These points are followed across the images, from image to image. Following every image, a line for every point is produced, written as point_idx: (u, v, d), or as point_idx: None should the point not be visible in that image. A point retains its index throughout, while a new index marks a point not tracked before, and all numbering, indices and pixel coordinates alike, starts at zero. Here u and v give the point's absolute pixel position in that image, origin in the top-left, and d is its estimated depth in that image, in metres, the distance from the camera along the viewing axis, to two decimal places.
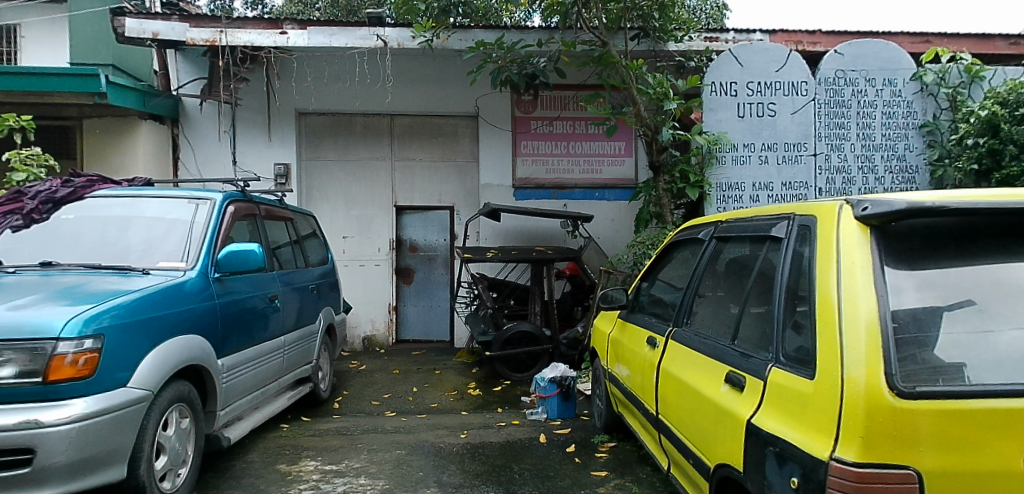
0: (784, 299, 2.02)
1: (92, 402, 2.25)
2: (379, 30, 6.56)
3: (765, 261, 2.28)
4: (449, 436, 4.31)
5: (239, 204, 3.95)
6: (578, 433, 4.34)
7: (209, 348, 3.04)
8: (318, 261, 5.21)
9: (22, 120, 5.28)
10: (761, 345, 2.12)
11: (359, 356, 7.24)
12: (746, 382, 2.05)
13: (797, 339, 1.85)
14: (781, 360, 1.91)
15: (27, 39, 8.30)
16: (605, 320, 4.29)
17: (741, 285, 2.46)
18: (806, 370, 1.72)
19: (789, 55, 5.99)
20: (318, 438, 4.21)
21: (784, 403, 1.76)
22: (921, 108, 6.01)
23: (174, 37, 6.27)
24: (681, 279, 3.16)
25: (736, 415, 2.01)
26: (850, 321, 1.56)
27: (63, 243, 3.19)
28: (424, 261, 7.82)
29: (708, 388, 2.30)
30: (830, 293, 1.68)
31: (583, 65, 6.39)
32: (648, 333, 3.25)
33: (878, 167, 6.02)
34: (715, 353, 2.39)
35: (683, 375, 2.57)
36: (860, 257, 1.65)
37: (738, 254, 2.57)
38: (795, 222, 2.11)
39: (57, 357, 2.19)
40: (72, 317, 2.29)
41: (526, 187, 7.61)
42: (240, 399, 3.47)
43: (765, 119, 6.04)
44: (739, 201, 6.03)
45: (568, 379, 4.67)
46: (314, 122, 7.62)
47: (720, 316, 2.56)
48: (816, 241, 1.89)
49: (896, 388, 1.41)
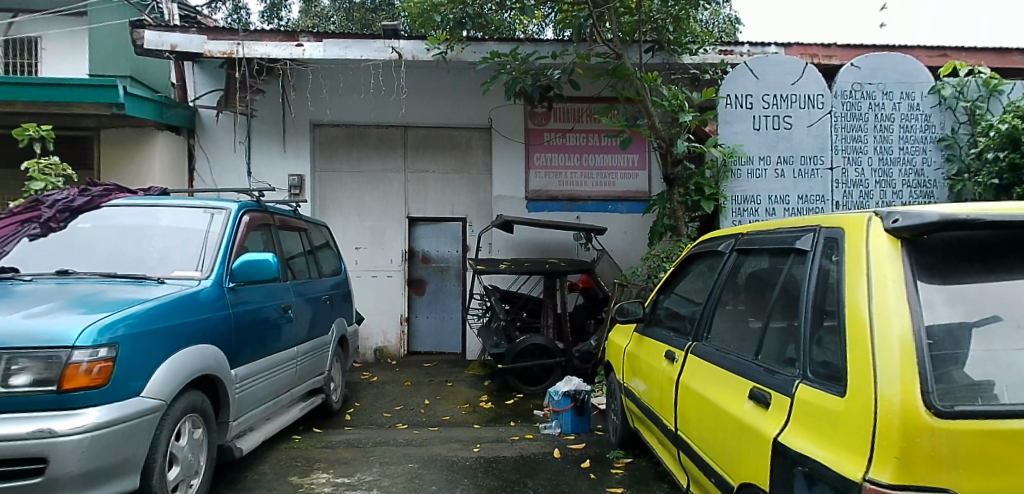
0: (810, 313, 1.96)
1: (106, 411, 2.23)
2: (393, 43, 6.63)
3: (789, 274, 2.22)
4: (462, 450, 4.25)
5: (254, 214, 3.96)
6: (593, 448, 4.27)
7: (223, 358, 3.03)
8: (331, 272, 5.21)
9: (43, 130, 5.36)
10: (786, 361, 2.06)
11: (370, 368, 7.21)
12: (771, 398, 1.98)
13: (825, 354, 1.80)
14: (808, 376, 1.85)
15: (46, 51, 8.38)
16: (621, 334, 4.21)
17: (763, 300, 2.40)
18: (836, 387, 1.65)
19: (804, 68, 5.97)
20: (330, 450, 4.17)
21: (812, 421, 1.70)
22: (939, 121, 5.92)
23: (192, 49, 6.35)
24: (699, 293, 3.10)
25: (762, 432, 1.93)
26: (882, 338, 1.50)
27: (81, 251, 3.22)
28: (436, 272, 7.82)
29: (730, 404, 2.23)
30: (860, 308, 1.62)
31: (597, 77, 6.38)
32: (666, 347, 3.18)
33: (896, 181, 5.92)
34: (738, 368, 2.32)
35: (704, 390, 2.50)
36: (892, 270, 1.59)
37: (760, 267, 2.52)
38: (821, 235, 2.05)
39: (72, 366, 2.18)
40: (87, 325, 2.28)
41: (539, 199, 7.59)
42: (253, 409, 3.45)
43: (781, 132, 5.99)
44: (754, 214, 5.96)
45: (582, 393, 4.60)
46: (329, 133, 7.67)
47: (742, 332, 2.50)
48: (843, 254, 1.84)
49: (934, 407, 1.34)
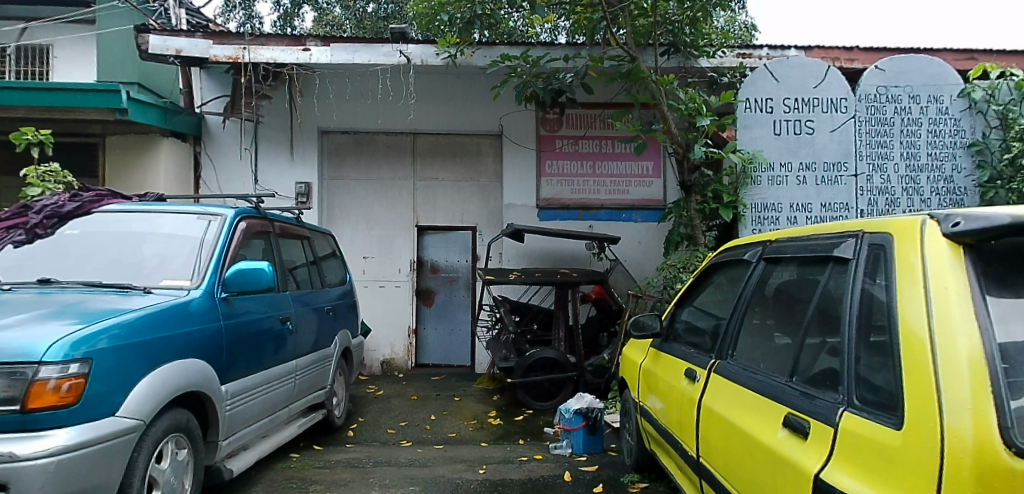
0: (852, 329, 1.73)
1: (75, 433, 2.07)
2: (402, 47, 6.53)
3: (826, 286, 2.00)
4: (466, 471, 4.03)
5: (252, 220, 3.82)
6: (606, 471, 4.03)
7: (212, 373, 2.87)
8: (336, 282, 5.06)
9: (40, 134, 5.29)
10: (826, 384, 1.82)
11: (376, 381, 7.04)
12: (809, 427, 1.74)
13: (873, 377, 1.57)
14: (854, 403, 1.62)
15: (57, 59, 8.50)
16: (636, 349, 3.98)
17: (796, 317, 2.17)
18: (891, 418, 1.41)
19: (827, 71, 5.73)
20: (328, 470, 3.99)
21: (861, 456, 1.46)
22: (969, 126, 5.60)
23: (197, 54, 6.29)
24: (721, 306, 2.88)
25: (800, 467, 1.69)
26: (946, 359, 1.26)
27: (68, 259, 3.09)
28: (445, 283, 7.66)
29: (762, 431, 1.99)
30: (917, 326, 1.39)
31: (611, 81, 6.20)
32: (686, 365, 2.95)
33: (923, 188, 5.61)
34: (769, 391, 2.09)
35: (729, 413, 2.27)
36: (955, 281, 1.36)
37: (790, 279, 2.30)
38: (864, 241, 1.82)
39: (39, 383, 2.03)
40: (58, 339, 2.13)
41: (551, 208, 7.41)
42: (246, 427, 3.27)
43: (803, 137, 5.75)
44: (775, 222, 5.70)
45: (595, 411, 4.37)
46: (337, 140, 7.58)
47: (771, 351, 2.28)
48: (893, 263, 1.61)
49: (1015, 446, 1.11)
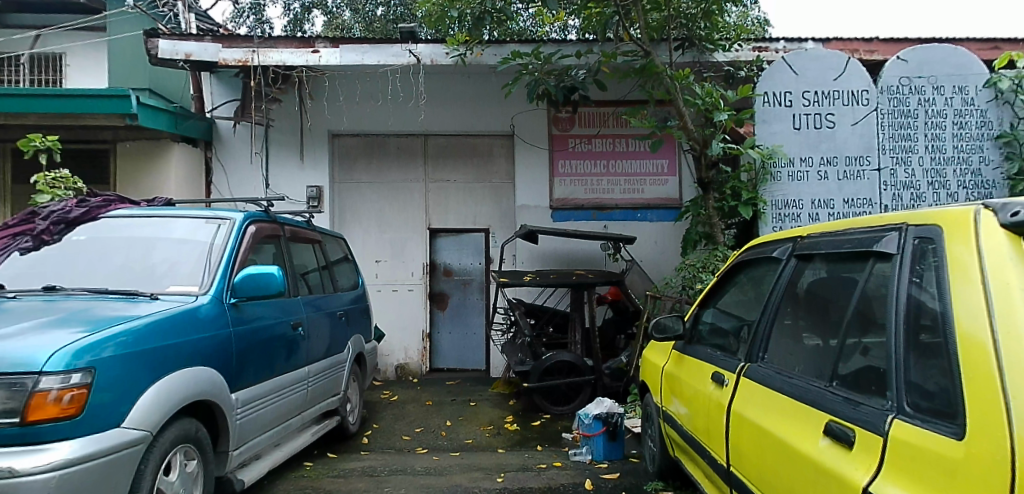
0: (898, 329, 1.60)
1: (79, 446, 2.01)
2: (412, 47, 6.50)
3: (866, 285, 1.86)
4: (484, 480, 3.93)
5: (263, 224, 3.77)
6: (628, 479, 3.91)
7: (221, 381, 2.80)
8: (349, 286, 4.99)
9: (47, 140, 5.30)
10: (870, 389, 1.70)
11: (391, 386, 6.98)
12: (854, 437, 1.62)
13: (925, 381, 1.45)
14: (904, 410, 1.49)
15: (71, 67, 8.72)
16: (657, 352, 3.85)
17: (831, 317, 2.05)
18: (950, 427, 1.28)
19: (848, 62, 5.56)
20: (342, 479, 3.92)
21: (914, 469, 1.34)
22: (997, 117, 5.36)
23: (206, 58, 6.31)
24: (747, 307, 2.76)
25: (845, 479, 1.56)
26: (1013, 360, 1.13)
27: (74, 266, 3.05)
28: (459, 285, 7.59)
29: (800, 440, 1.86)
30: (977, 323, 1.26)
31: (624, 77, 6.07)
32: (712, 368, 2.82)
33: (950, 182, 5.39)
34: (806, 396, 1.96)
35: (762, 420, 2.14)
36: (1016, 276, 1.24)
37: (823, 277, 2.17)
38: (908, 235, 1.68)
39: (40, 394, 1.97)
40: (59, 348, 2.06)
41: (564, 208, 7.30)
42: (258, 436, 3.21)
43: (824, 131, 5.58)
44: (797, 220, 5.53)
45: (615, 416, 4.23)
46: (348, 143, 7.55)
47: (805, 353, 2.15)
48: (942, 257, 1.48)
49: None
